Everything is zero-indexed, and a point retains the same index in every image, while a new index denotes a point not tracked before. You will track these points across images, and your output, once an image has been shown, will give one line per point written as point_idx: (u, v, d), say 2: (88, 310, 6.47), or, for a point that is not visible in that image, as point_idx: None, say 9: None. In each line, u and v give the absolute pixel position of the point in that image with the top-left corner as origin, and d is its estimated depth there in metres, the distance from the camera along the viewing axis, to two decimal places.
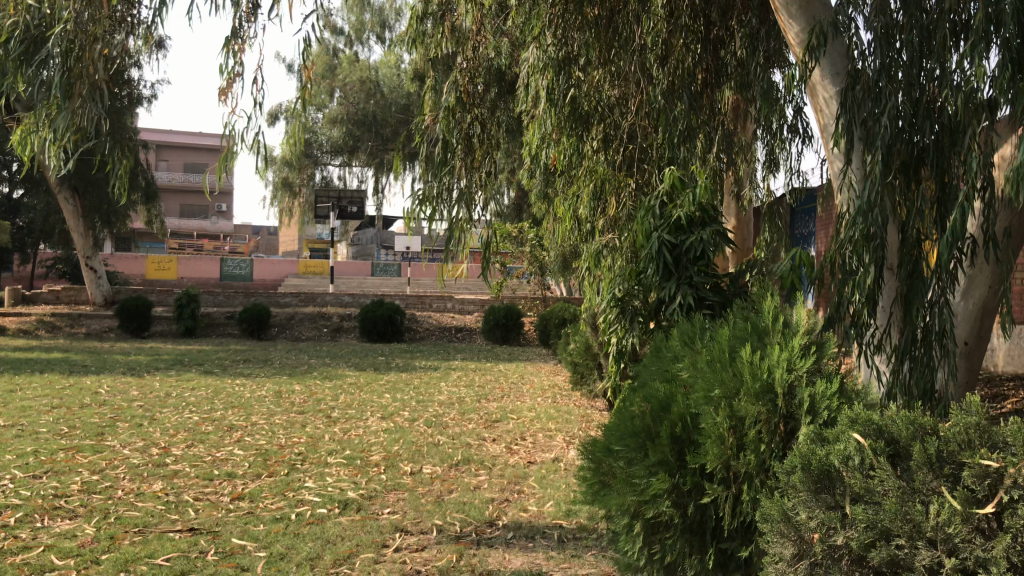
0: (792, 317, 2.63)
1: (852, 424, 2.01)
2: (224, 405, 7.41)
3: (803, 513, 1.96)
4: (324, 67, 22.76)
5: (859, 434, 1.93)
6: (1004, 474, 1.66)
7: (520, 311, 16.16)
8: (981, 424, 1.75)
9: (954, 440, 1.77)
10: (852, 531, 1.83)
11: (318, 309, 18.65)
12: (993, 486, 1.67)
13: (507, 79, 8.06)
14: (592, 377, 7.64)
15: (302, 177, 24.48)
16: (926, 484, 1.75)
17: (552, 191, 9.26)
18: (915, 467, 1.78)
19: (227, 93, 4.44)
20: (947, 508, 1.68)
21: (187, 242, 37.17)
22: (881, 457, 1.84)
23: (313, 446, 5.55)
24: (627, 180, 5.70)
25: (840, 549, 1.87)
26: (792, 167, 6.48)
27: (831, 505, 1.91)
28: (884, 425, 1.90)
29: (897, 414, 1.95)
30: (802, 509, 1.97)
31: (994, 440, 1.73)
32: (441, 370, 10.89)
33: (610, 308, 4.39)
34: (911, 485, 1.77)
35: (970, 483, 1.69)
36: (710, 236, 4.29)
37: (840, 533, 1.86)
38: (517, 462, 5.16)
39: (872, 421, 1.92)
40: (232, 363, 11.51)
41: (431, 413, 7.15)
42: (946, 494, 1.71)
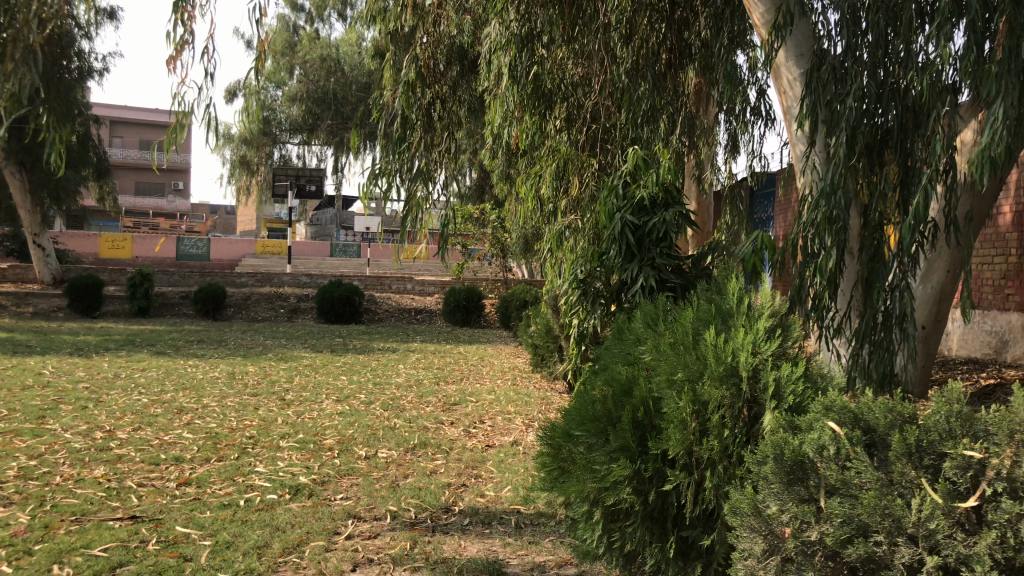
0: (757, 299, 2.55)
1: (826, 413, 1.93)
2: (174, 387, 7.21)
3: (774, 506, 1.88)
4: (283, 43, 22.33)
5: (834, 423, 1.85)
6: (987, 466, 1.59)
7: (480, 293, 16.05)
8: (960, 413, 1.69)
9: (935, 430, 1.70)
10: (827, 526, 1.75)
11: (275, 290, 18.35)
12: (975, 479, 1.61)
13: (469, 56, 7.90)
14: (552, 359, 7.57)
15: (260, 155, 24.04)
16: (904, 475, 1.68)
17: (514, 172, 9.13)
18: (893, 457, 1.70)
19: (175, 61, 4.24)
20: (929, 503, 1.60)
21: (141, 220, 36.42)
22: (856, 447, 1.76)
23: (265, 429, 5.40)
24: (590, 161, 5.58)
25: (815, 547, 1.79)
26: (754, 150, 6.41)
27: (804, 498, 1.83)
28: (860, 413, 1.83)
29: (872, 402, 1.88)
30: (773, 502, 1.89)
31: (976, 429, 1.67)
32: (400, 352, 10.76)
33: (572, 289, 4.32)
34: (889, 477, 1.70)
35: (951, 475, 1.62)
36: (674, 217, 4.19)
37: (814, 529, 1.78)
38: (475, 446, 5.06)
39: (848, 409, 1.85)
40: (185, 344, 11.25)
41: (388, 396, 7.03)
42: (926, 487, 1.64)
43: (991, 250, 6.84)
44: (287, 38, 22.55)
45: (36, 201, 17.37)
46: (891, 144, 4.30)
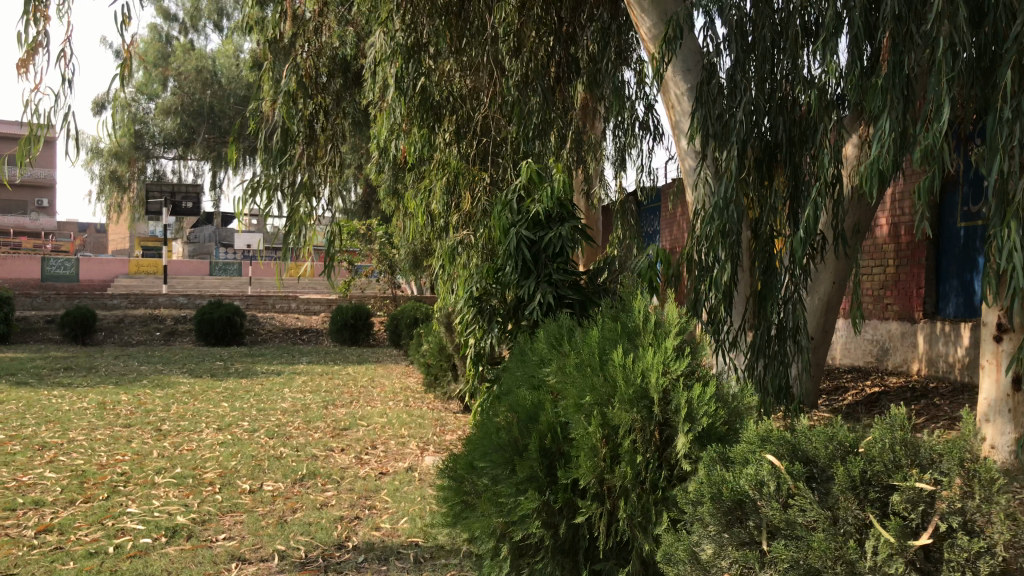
0: (664, 316, 2.45)
1: (759, 443, 1.90)
2: (36, 421, 6.65)
3: (712, 550, 1.82)
4: (155, 54, 21.47)
5: (772, 457, 1.81)
6: (936, 499, 1.59)
7: (368, 311, 15.71)
8: (903, 439, 1.69)
9: (878, 459, 1.69)
10: (773, 571, 1.70)
11: (150, 312, 17.46)
12: (924, 513, 1.59)
13: (353, 69, 7.68)
14: (445, 379, 7.39)
15: (132, 171, 22.94)
16: (850, 511, 1.65)
17: (401, 187, 8.93)
18: (837, 492, 1.68)
19: (28, 65, 3.90)
20: (883, 542, 1.57)
21: (2, 240, 34.18)
22: (800, 482, 1.72)
23: (138, 464, 5.00)
24: (481, 175, 5.43)
25: None
26: (644, 164, 6.41)
27: (745, 541, 1.77)
28: (799, 444, 1.81)
29: (808, 431, 1.86)
30: (710, 546, 1.83)
31: (919, 457, 1.67)
32: (285, 375, 10.34)
33: (467, 307, 4.18)
34: (835, 513, 1.67)
35: (901, 510, 1.61)
36: (569, 232, 4.06)
37: (759, 574, 1.73)
38: (368, 473, 4.83)
39: (785, 440, 1.83)
40: (50, 372, 10.50)
41: (273, 422, 6.69)
42: (877, 525, 1.61)
43: (868, 261, 7.08)
44: (160, 49, 21.74)
45: None
46: (781, 157, 4.35)
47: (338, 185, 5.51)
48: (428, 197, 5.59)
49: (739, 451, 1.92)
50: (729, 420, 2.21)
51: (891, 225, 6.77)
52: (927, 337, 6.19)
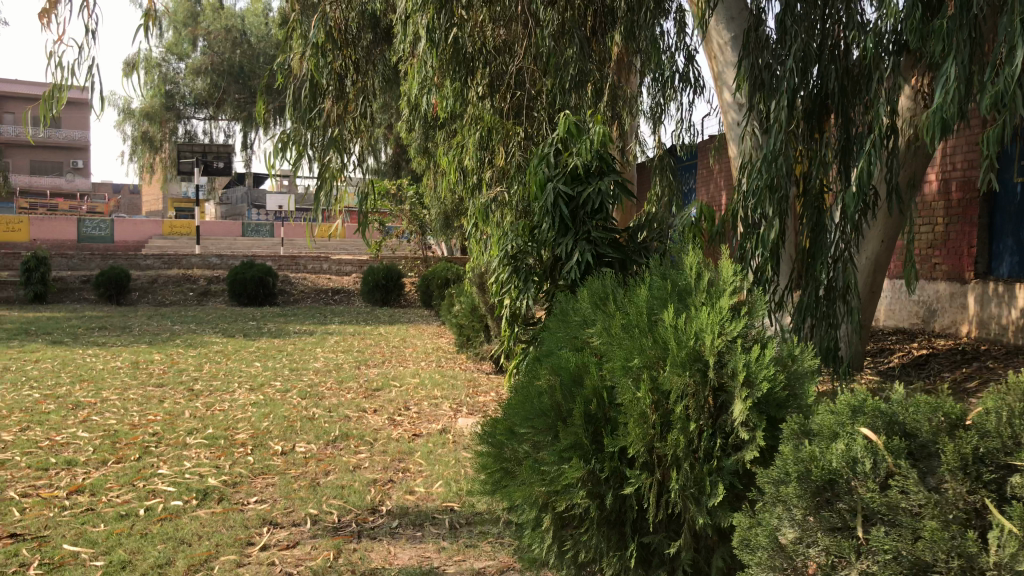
0: (717, 275, 2.30)
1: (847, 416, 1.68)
2: (70, 380, 6.65)
3: (793, 533, 1.62)
4: (184, 14, 20.91)
5: (867, 431, 1.60)
6: None
7: (399, 272, 15.63)
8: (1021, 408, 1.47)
9: (991, 434, 1.47)
10: (871, 564, 1.50)
11: (184, 272, 17.55)
12: None
13: (384, 22, 7.47)
14: (478, 339, 7.28)
15: (163, 131, 22.96)
16: (959, 494, 1.44)
17: (432, 145, 8.75)
18: (945, 471, 1.46)
19: (49, 15, 3.79)
20: (1007, 533, 1.34)
21: (39, 201, 34.57)
22: (900, 460, 1.51)
23: (170, 424, 4.96)
24: (516, 128, 5.23)
25: None
26: (684, 117, 6.16)
27: (837, 528, 1.57)
28: (900, 419, 1.60)
29: (905, 402, 1.65)
30: (789, 528, 1.64)
31: None
32: (318, 335, 10.30)
33: (502, 267, 4.03)
34: (942, 495, 1.45)
35: (1019, 491, 1.39)
36: (610, 187, 3.88)
37: (854, 566, 1.53)
38: (401, 435, 4.75)
39: (882, 412, 1.62)
40: (86, 331, 10.55)
41: (306, 382, 6.63)
42: (994, 512, 1.39)
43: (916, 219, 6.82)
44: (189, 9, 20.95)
45: None
46: (833, 108, 4.13)
47: (368, 145, 5.37)
48: (460, 153, 5.45)
49: (825, 422, 1.69)
50: (788, 385, 2.07)
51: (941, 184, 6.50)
52: (979, 298, 5.96)
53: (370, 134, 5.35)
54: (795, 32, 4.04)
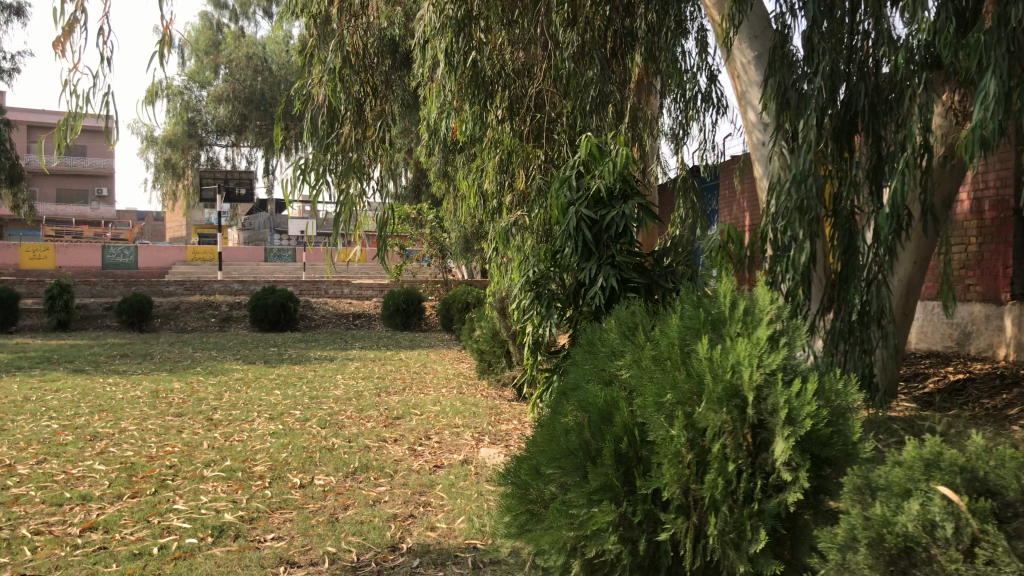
0: (753, 303, 2.19)
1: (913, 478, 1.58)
2: (89, 410, 6.60)
3: None
4: (206, 42, 21.69)
5: (944, 489, 1.51)
6: None
7: (420, 296, 15.57)
8: None
9: None
10: None
11: (206, 298, 17.59)
12: None
13: (402, 47, 7.45)
14: (499, 366, 7.17)
15: (185, 158, 23.16)
16: None
17: (452, 170, 8.70)
18: None
19: (64, 43, 3.76)
20: None
21: (64, 229, 34.95)
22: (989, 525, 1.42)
23: (187, 457, 4.87)
24: (536, 151, 5.12)
25: None
26: (707, 138, 6.06)
27: None
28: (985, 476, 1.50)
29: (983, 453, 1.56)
30: None
31: None
32: (338, 361, 10.23)
33: (524, 293, 3.94)
34: None
35: None
36: (634, 210, 3.77)
37: None
38: (422, 467, 4.64)
39: (956, 464, 1.52)
40: (107, 359, 10.55)
41: (326, 411, 6.54)
42: None
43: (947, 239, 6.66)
44: (211, 36, 21.84)
45: None
46: (863, 126, 4.01)
47: (387, 170, 5.30)
48: (480, 177, 5.37)
49: (897, 478, 1.59)
50: (831, 422, 1.95)
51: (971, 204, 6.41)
52: (1017, 320, 5.80)
53: (389, 160, 5.28)
54: (822, 50, 3.94)
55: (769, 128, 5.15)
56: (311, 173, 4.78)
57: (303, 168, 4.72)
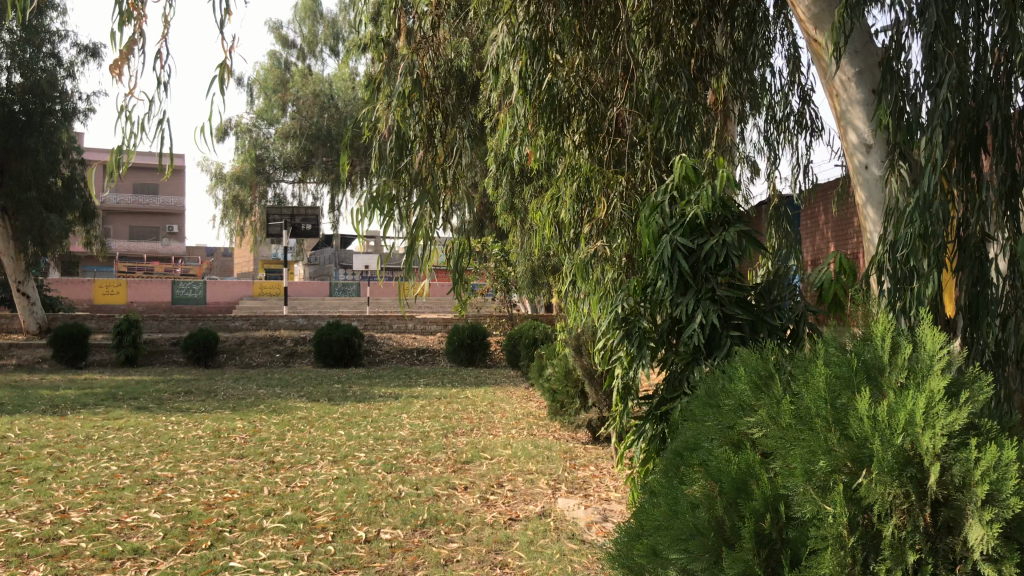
0: (917, 346, 1.78)
1: None
2: (150, 451, 6.39)
3: None
4: (274, 81, 22.77)
5: None
6: None
7: (485, 331, 15.29)
8: None
9: None
10: None
11: (271, 333, 17.59)
12: None
13: (472, 78, 7.25)
14: (571, 408, 6.70)
15: (253, 195, 23.44)
16: None
17: (520, 202, 8.41)
18: None
19: (121, 66, 3.55)
20: None
21: (137, 265, 35.75)
22: None
23: (246, 504, 4.58)
24: (618, 177, 4.69)
25: None
26: (800, 162, 5.63)
27: None
28: None
29: None
30: None
31: None
32: (404, 399, 9.94)
33: (611, 331, 3.56)
34: None
35: None
36: (735, 237, 3.38)
37: None
38: (497, 519, 4.28)
39: None
40: (171, 396, 10.45)
41: (391, 453, 6.23)
42: None
43: None
44: (279, 75, 22.89)
45: (19, 246, 16.80)
46: (995, 141, 3.54)
47: (457, 203, 5.02)
48: (555, 206, 5.04)
49: None
50: None
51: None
52: None
53: (458, 191, 4.98)
54: (947, 58, 3.49)
55: (874, 149, 4.74)
56: (380, 205, 4.53)
57: (370, 197, 4.50)
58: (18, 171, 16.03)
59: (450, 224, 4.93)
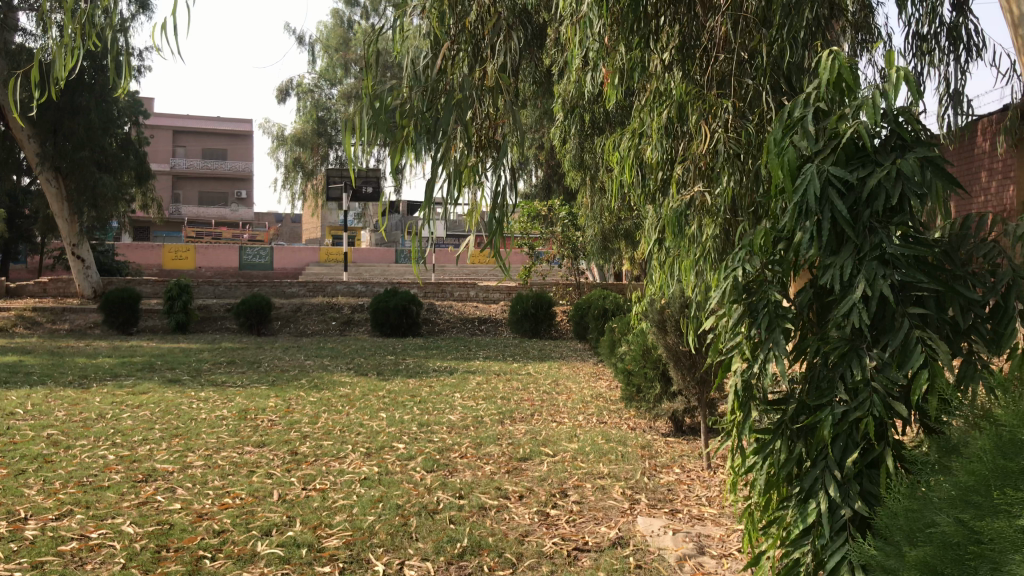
0: None
1: None
2: (161, 435, 5.55)
3: None
4: (337, 40, 21.91)
5: None
6: None
7: (551, 300, 14.26)
8: None
9: None
10: None
11: (328, 300, 16.86)
12: None
13: (537, 13, 6.13)
14: (649, 393, 5.57)
15: (315, 158, 22.80)
16: None
17: (591, 156, 7.29)
18: None
19: None
20: None
21: (204, 230, 35.58)
22: None
23: (244, 516, 3.65)
24: (722, 102, 3.57)
25: None
26: (950, 92, 4.43)
27: None
28: None
29: None
30: None
31: None
32: (459, 375, 8.97)
33: (727, 307, 2.49)
34: None
35: None
36: (916, 168, 2.26)
37: None
38: (557, 550, 3.26)
39: None
40: (212, 367, 9.68)
41: (436, 444, 5.28)
42: None
43: None
44: (341, 34, 21.99)
45: (74, 209, 16.29)
46: None
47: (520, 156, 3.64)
48: (638, 145, 3.98)
49: None
50: None
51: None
52: None
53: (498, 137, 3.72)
54: None
55: None
56: (390, 127, 3.31)
57: (373, 114, 3.23)
58: (70, 129, 15.50)
59: (516, 188, 3.56)
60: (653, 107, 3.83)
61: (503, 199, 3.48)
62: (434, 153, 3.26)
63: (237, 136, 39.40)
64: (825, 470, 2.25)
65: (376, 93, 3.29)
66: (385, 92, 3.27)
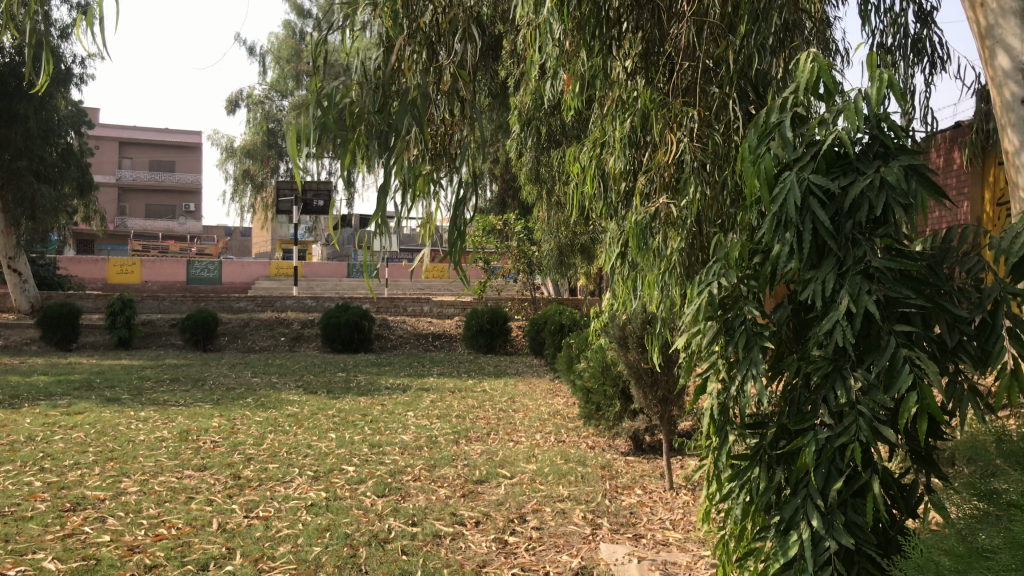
0: None
1: None
2: (94, 459, 5.22)
3: None
4: (288, 52, 21.53)
5: None
6: None
7: (506, 315, 14.07)
8: None
9: None
10: None
11: (277, 315, 16.45)
12: None
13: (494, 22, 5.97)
14: (609, 412, 5.41)
15: (265, 170, 22.38)
16: None
17: (548, 169, 7.13)
18: None
19: None
20: None
21: (151, 244, 34.74)
22: None
23: (180, 549, 3.39)
24: (687, 110, 3.44)
25: None
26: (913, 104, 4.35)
27: None
28: None
29: None
30: None
31: None
32: (412, 393, 8.72)
33: (701, 324, 2.33)
34: None
35: None
36: (900, 176, 2.13)
37: None
38: None
39: None
40: (155, 385, 9.30)
41: (388, 466, 5.04)
42: None
43: None
44: (293, 46, 21.62)
45: (11, 220, 15.65)
46: None
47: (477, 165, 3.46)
48: (600, 154, 3.82)
49: None
50: None
51: (1005, 218, 6.66)
52: None
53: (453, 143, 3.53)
54: None
55: None
56: (340, 128, 3.10)
57: (320, 112, 3.02)
58: (7, 138, 14.91)
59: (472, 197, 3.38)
60: (615, 115, 3.68)
61: (460, 209, 3.29)
62: (386, 156, 3.06)
63: (186, 148, 38.61)
64: (807, 498, 2.10)
65: (325, 90, 3.09)
66: (334, 90, 3.07)
